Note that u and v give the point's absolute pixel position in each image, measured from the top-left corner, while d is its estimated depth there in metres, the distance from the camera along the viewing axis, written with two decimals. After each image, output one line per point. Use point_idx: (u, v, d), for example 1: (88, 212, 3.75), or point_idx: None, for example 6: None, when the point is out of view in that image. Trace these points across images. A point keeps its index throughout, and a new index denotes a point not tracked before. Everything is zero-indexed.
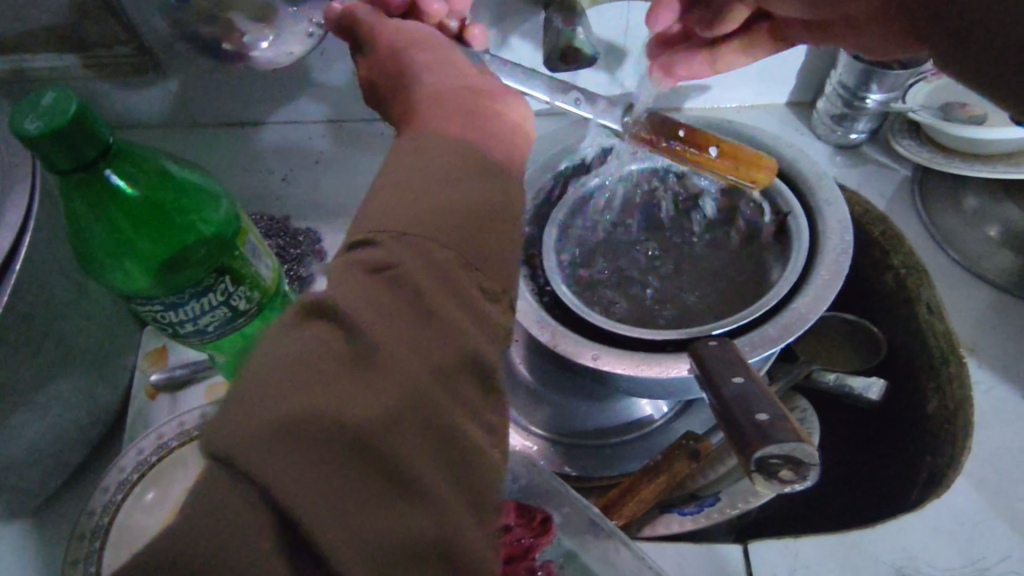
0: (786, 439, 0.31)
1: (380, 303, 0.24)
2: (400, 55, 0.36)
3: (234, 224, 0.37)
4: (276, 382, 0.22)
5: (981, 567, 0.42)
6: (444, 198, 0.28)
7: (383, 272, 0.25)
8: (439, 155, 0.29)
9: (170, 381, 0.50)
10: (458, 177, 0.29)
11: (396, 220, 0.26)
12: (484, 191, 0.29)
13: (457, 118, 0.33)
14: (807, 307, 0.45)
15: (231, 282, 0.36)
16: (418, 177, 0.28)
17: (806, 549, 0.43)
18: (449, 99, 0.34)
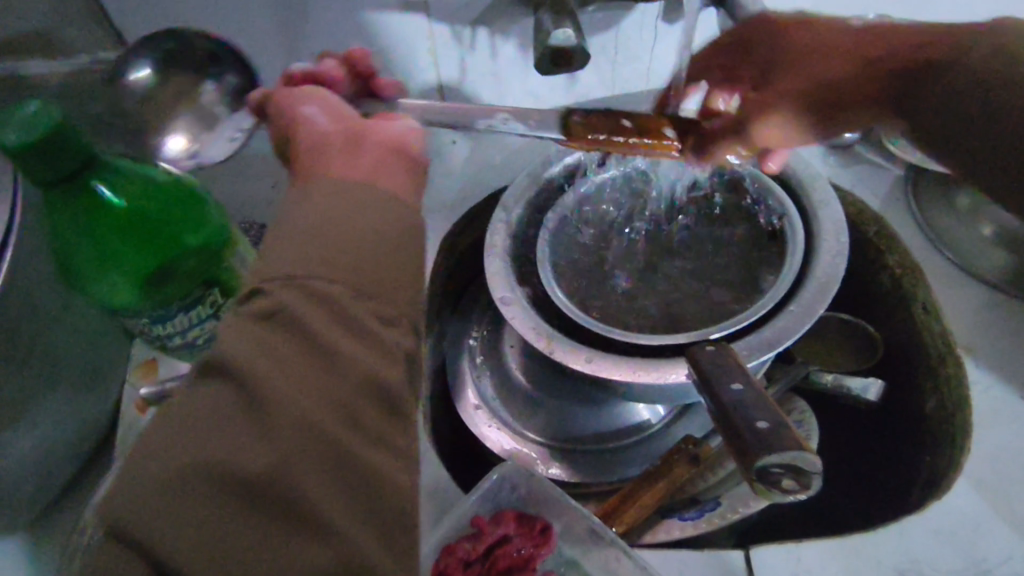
0: (787, 448, 0.30)
1: (272, 348, 0.25)
2: (305, 105, 0.37)
3: (224, 234, 0.37)
4: (169, 441, 0.23)
5: (984, 569, 0.42)
6: (327, 241, 0.27)
7: (279, 317, 0.25)
8: (320, 201, 0.29)
9: (160, 394, 0.48)
10: (340, 209, 0.28)
11: (285, 261, 0.27)
12: (366, 220, 0.28)
13: (354, 160, 0.32)
14: (802, 309, 0.45)
15: (219, 294, 0.37)
16: (301, 221, 0.28)
17: (807, 554, 0.43)
18: (350, 138, 0.34)
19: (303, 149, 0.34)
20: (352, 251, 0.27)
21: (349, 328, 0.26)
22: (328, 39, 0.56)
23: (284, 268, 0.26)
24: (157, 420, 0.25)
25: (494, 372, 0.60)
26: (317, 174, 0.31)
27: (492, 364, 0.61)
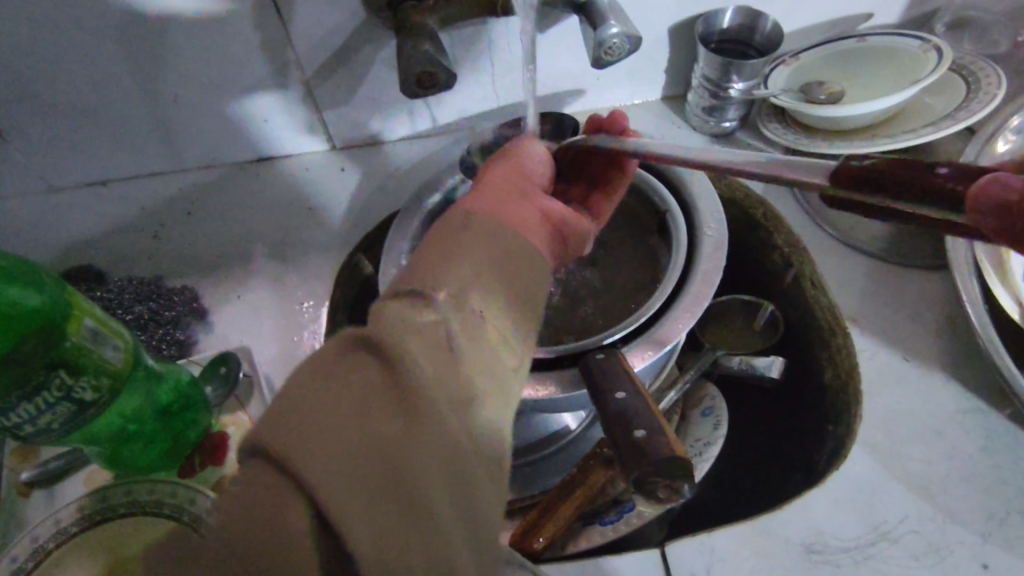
0: (661, 458, 0.33)
1: (440, 350, 0.26)
2: (535, 153, 0.40)
3: (66, 309, 0.35)
4: (336, 410, 0.22)
5: (884, 532, 0.43)
6: (502, 291, 0.30)
7: (446, 329, 0.26)
8: (457, 234, 0.31)
9: (42, 476, 0.45)
10: (498, 250, 0.31)
11: (459, 273, 0.29)
12: (513, 278, 0.31)
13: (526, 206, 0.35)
14: (690, 305, 0.45)
15: (68, 376, 0.34)
16: (462, 251, 0.30)
17: (718, 543, 0.43)
18: (516, 183, 0.37)
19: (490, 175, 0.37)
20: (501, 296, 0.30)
21: (493, 363, 0.28)
22: (189, 78, 0.54)
23: (450, 289, 0.28)
24: (313, 383, 0.23)
25: None
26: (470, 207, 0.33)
27: None
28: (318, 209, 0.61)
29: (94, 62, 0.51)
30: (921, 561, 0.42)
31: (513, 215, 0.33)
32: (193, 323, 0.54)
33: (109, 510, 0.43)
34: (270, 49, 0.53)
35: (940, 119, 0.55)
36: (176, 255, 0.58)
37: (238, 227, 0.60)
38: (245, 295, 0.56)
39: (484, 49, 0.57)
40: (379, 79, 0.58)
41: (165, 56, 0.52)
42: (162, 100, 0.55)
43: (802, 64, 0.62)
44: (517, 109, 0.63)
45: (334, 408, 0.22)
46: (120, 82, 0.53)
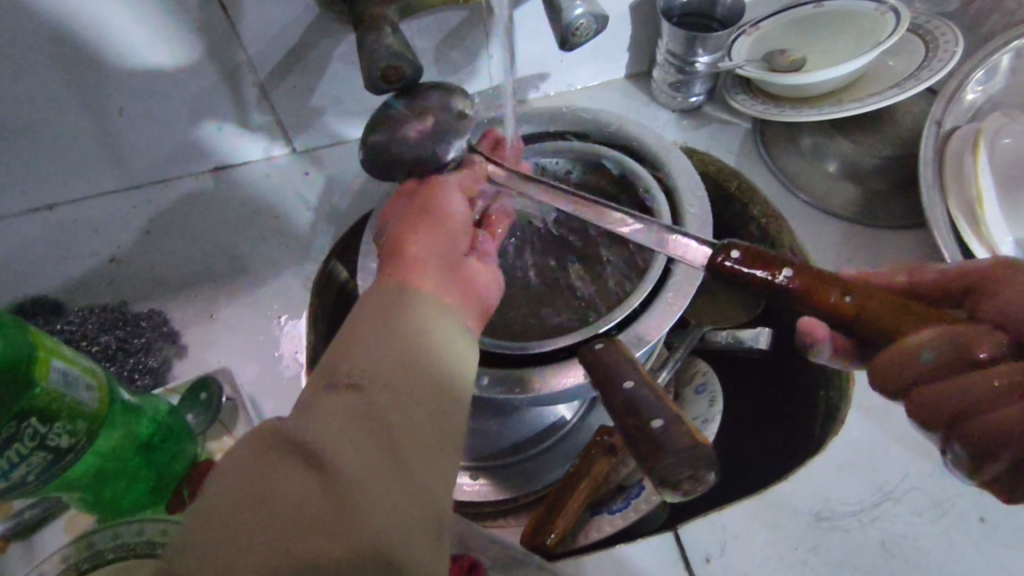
0: (681, 445, 0.32)
1: (353, 444, 0.26)
2: (440, 189, 0.40)
3: (35, 352, 0.32)
4: (238, 546, 0.24)
5: (888, 493, 0.44)
6: (423, 375, 0.29)
7: (363, 424, 0.27)
8: (360, 329, 0.31)
9: (16, 528, 0.42)
10: (423, 337, 0.31)
11: (377, 369, 0.29)
12: (427, 363, 0.30)
13: (427, 252, 0.36)
14: (683, 284, 0.45)
15: (40, 423, 0.31)
16: (369, 343, 0.30)
17: (730, 520, 0.44)
18: (424, 215, 0.39)
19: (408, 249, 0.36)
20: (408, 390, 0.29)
21: (418, 442, 0.28)
22: (134, 91, 0.51)
23: (372, 384, 0.28)
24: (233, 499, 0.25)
25: None
26: (374, 295, 0.33)
27: None
28: (285, 217, 0.58)
29: (27, 80, 0.47)
30: (927, 517, 0.43)
31: (433, 290, 0.34)
32: (166, 348, 0.51)
33: (96, 558, 0.41)
34: (219, 53, 0.50)
35: (904, 80, 0.56)
36: (140, 278, 0.55)
37: (203, 243, 0.57)
38: (218, 314, 0.54)
39: (444, 38, 0.55)
40: (338, 76, 0.55)
41: (105, 67, 0.48)
42: (107, 117, 0.51)
43: (763, 33, 0.62)
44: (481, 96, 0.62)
45: (231, 544, 0.24)
46: (58, 100, 0.49)
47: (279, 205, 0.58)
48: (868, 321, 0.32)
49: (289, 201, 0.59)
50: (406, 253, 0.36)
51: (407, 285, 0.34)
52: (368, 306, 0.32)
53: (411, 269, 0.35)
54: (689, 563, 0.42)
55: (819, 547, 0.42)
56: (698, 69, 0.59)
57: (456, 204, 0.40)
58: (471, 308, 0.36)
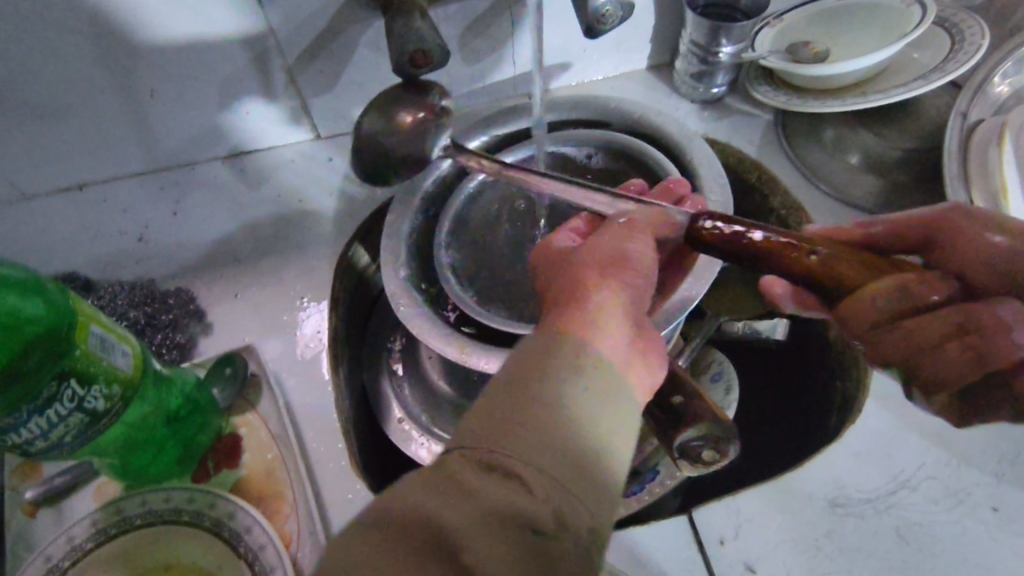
0: (702, 420, 0.33)
1: (509, 574, 0.21)
2: (632, 233, 0.35)
3: (73, 316, 0.33)
4: None
5: (904, 481, 0.44)
6: (595, 491, 0.24)
7: (525, 544, 0.21)
8: (519, 401, 0.25)
9: (48, 493, 0.44)
10: (591, 441, 0.25)
11: (545, 466, 0.23)
12: (598, 478, 0.24)
13: (615, 322, 0.29)
14: (702, 269, 0.45)
15: (80, 386, 0.32)
16: (532, 420, 0.24)
17: (745, 504, 0.44)
18: (608, 258, 0.33)
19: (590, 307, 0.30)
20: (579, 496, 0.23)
21: (585, 565, 0.22)
22: (165, 73, 0.52)
23: (542, 489, 0.22)
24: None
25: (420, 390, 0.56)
26: (535, 359, 0.27)
27: (411, 371, 0.57)
28: (309, 201, 0.59)
29: (64, 60, 0.48)
30: (942, 505, 0.43)
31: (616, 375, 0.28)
32: (193, 325, 0.52)
33: (125, 524, 0.42)
34: (250, 36, 0.51)
35: (929, 72, 0.56)
36: (168, 258, 0.57)
37: (230, 225, 0.58)
38: (243, 293, 0.55)
39: (469, 25, 0.55)
40: (364, 62, 0.56)
41: (139, 48, 0.50)
42: (139, 98, 0.53)
43: (787, 25, 0.62)
44: (503, 84, 0.62)
45: None
46: (93, 80, 0.50)
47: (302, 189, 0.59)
48: (833, 277, 0.33)
49: (313, 185, 0.60)
50: (586, 304, 0.30)
51: (576, 350, 0.27)
52: (528, 374, 0.26)
53: (593, 336, 0.28)
54: (703, 544, 0.43)
55: (834, 533, 0.43)
56: (720, 59, 0.59)
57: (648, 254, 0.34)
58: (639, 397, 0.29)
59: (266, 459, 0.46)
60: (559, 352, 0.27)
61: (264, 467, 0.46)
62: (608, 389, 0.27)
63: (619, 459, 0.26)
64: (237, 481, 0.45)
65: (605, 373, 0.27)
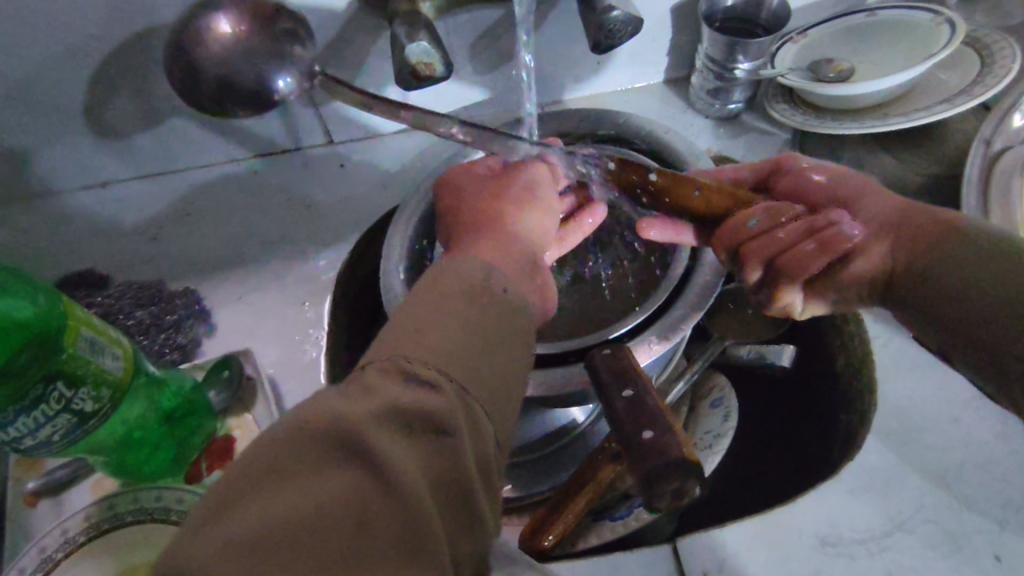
0: (669, 458, 0.33)
1: (413, 435, 0.25)
2: (544, 179, 0.44)
3: (64, 321, 0.34)
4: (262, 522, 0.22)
5: (901, 523, 0.43)
6: (485, 376, 0.29)
7: (427, 414, 0.26)
8: (434, 303, 0.31)
9: (49, 485, 0.45)
10: (481, 334, 0.30)
11: (446, 356, 0.28)
12: (489, 363, 0.30)
13: (523, 233, 0.41)
14: (699, 295, 0.44)
15: (67, 387, 0.33)
16: (445, 308, 0.30)
17: (731, 537, 0.43)
18: (517, 196, 0.43)
19: (491, 229, 0.40)
20: (489, 361, 0.30)
21: (479, 438, 0.28)
22: None
23: (441, 366, 0.28)
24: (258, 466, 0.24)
25: None
26: (444, 274, 0.33)
27: None
28: (316, 206, 0.60)
29: (86, 56, 0.51)
30: (940, 551, 0.41)
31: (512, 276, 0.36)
32: (196, 326, 0.53)
33: (118, 519, 0.43)
34: None
35: (954, 94, 0.54)
36: (172, 260, 0.57)
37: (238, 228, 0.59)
38: (246, 297, 0.55)
39: (481, 35, 0.55)
40: (375, 71, 0.57)
41: (155, 51, 0.51)
42: (156, 99, 0.55)
43: (810, 41, 0.60)
44: (513, 96, 0.62)
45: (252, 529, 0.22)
46: (113, 79, 0.53)
47: (311, 195, 0.60)
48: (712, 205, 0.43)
49: (323, 191, 0.60)
50: (492, 232, 0.40)
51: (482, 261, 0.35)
52: (443, 275, 0.32)
53: (508, 241, 0.39)
54: None
55: (822, 572, 0.41)
56: (736, 75, 0.58)
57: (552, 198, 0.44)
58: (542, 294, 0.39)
59: None
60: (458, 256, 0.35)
61: None
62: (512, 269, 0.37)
63: (520, 332, 0.32)
64: None
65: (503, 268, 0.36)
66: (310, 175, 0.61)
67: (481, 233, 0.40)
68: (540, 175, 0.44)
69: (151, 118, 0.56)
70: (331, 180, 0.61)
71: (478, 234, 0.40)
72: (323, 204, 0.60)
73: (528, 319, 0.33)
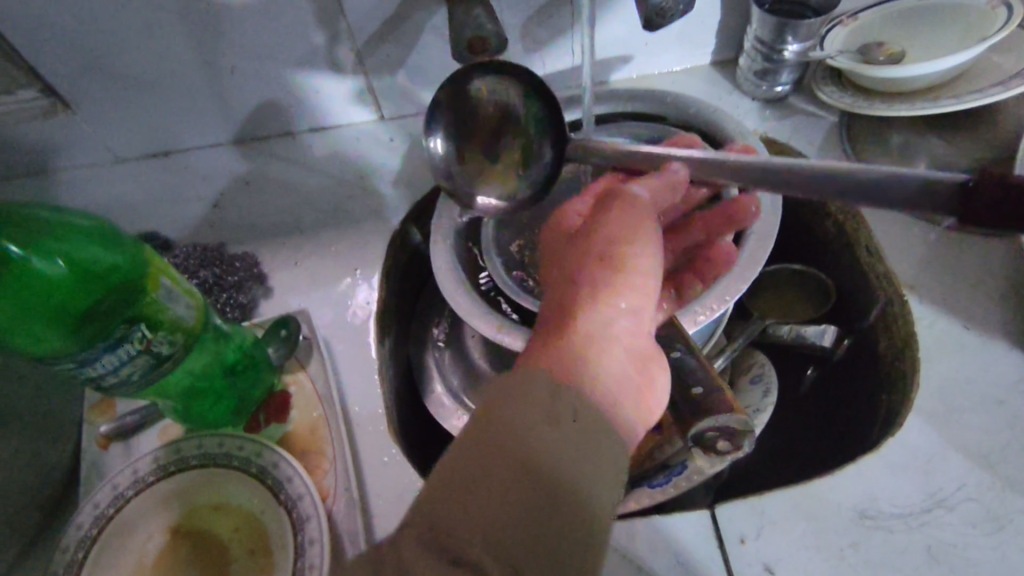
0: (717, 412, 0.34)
1: None
2: (637, 229, 0.37)
3: (145, 267, 0.36)
4: None
5: (940, 500, 0.43)
6: (525, 559, 0.27)
7: None
8: (491, 460, 0.28)
9: (119, 429, 0.48)
10: (531, 514, 0.27)
11: (479, 543, 0.26)
12: (534, 549, 0.27)
13: (612, 327, 0.35)
14: (744, 268, 0.45)
15: (148, 329, 0.35)
16: (503, 479, 0.27)
17: (769, 507, 0.44)
18: (605, 265, 0.36)
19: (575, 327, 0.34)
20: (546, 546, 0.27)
21: None
22: (244, 50, 0.56)
23: (470, 559, 0.26)
24: None
25: (459, 365, 0.57)
26: (504, 414, 0.29)
27: (453, 348, 0.59)
28: (369, 178, 0.62)
29: (159, 32, 0.54)
30: (979, 528, 0.42)
31: (593, 401, 0.31)
32: (254, 288, 0.56)
33: (184, 462, 0.46)
34: (322, 18, 0.55)
35: (1010, 78, 0.53)
36: (236, 224, 0.60)
37: (293, 197, 0.62)
38: (302, 262, 0.58)
39: (533, 13, 0.57)
40: (428, 47, 0.58)
41: (221, 27, 0.54)
42: (221, 73, 0.58)
43: (861, 24, 0.60)
44: (562, 75, 0.63)
45: None
46: (181, 54, 0.56)
47: (364, 168, 0.63)
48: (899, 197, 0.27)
49: (375, 164, 0.63)
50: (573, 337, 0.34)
51: (556, 387, 0.31)
52: (505, 418, 0.29)
53: (590, 349, 0.34)
54: (723, 541, 0.43)
55: (860, 544, 0.42)
56: (785, 57, 0.58)
57: (648, 253, 0.37)
58: (639, 403, 0.34)
59: (312, 417, 0.49)
60: (531, 386, 0.30)
61: (310, 425, 0.49)
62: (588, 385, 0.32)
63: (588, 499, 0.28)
64: (284, 435, 0.49)
65: (577, 395, 0.31)
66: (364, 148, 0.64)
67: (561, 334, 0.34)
68: (636, 238, 0.37)
69: (215, 91, 0.59)
70: (383, 153, 0.63)
71: (562, 330, 0.35)
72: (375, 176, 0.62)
73: (598, 484, 0.29)
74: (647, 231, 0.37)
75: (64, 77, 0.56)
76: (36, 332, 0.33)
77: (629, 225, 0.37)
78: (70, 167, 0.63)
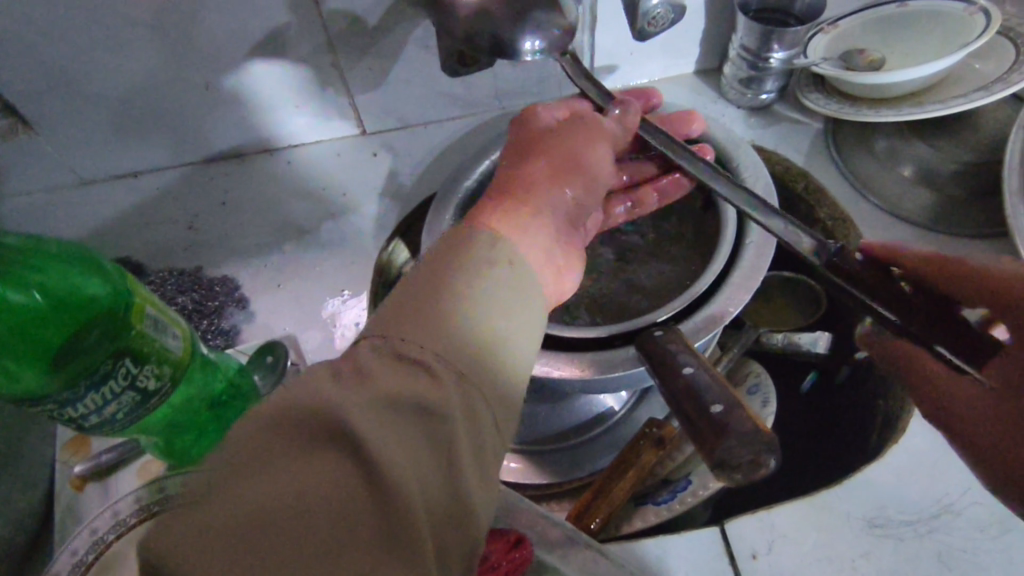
0: (746, 435, 0.33)
1: (394, 419, 0.25)
2: (584, 136, 0.44)
3: (129, 297, 0.34)
4: (262, 466, 0.24)
5: (947, 505, 0.43)
6: (485, 362, 0.29)
7: (411, 400, 0.26)
8: (428, 291, 0.31)
9: (96, 469, 0.45)
10: (484, 322, 0.30)
11: (440, 340, 0.28)
12: (488, 362, 0.29)
13: (547, 207, 0.39)
14: (744, 279, 0.44)
15: (133, 364, 0.34)
16: (459, 296, 0.30)
17: (778, 520, 0.43)
18: (557, 158, 0.42)
19: (521, 192, 0.39)
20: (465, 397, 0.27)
21: (473, 426, 0.27)
22: (222, 65, 0.54)
23: (431, 350, 0.28)
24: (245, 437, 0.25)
25: None
26: (447, 256, 0.32)
27: None
28: (352, 195, 0.60)
29: (130, 48, 0.52)
30: (987, 532, 0.42)
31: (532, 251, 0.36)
32: (236, 313, 0.54)
33: (168, 502, 0.43)
34: (303, 30, 0.53)
35: (990, 84, 0.54)
36: (213, 245, 0.58)
37: (273, 216, 0.60)
38: (285, 284, 0.56)
39: None
40: (412, 59, 0.57)
41: (195, 41, 0.52)
42: (196, 88, 0.56)
43: (842, 32, 0.61)
44: (548, 86, 0.62)
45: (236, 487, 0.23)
46: (152, 69, 0.53)
47: (347, 186, 0.61)
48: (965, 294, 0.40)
49: (360, 180, 0.61)
50: (518, 205, 0.38)
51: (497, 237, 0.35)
52: (410, 353, 0.28)
53: (533, 209, 0.38)
54: (734, 558, 0.42)
55: (872, 554, 0.42)
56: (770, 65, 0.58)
57: (596, 161, 0.43)
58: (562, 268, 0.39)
59: None
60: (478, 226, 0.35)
61: None
62: (511, 306, 0.32)
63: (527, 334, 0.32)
64: None
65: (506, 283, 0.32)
66: (352, 160, 0.62)
67: (508, 200, 0.39)
68: (574, 137, 0.43)
69: (190, 107, 0.57)
70: (370, 165, 0.62)
71: (508, 200, 0.39)
72: (358, 193, 0.60)
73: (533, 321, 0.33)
74: (600, 142, 0.44)
75: (26, 95, 0.53)
76: (13, 372, 0.31)
77: (581, 131, 0.44)
78: (32, 190, 0.60)
